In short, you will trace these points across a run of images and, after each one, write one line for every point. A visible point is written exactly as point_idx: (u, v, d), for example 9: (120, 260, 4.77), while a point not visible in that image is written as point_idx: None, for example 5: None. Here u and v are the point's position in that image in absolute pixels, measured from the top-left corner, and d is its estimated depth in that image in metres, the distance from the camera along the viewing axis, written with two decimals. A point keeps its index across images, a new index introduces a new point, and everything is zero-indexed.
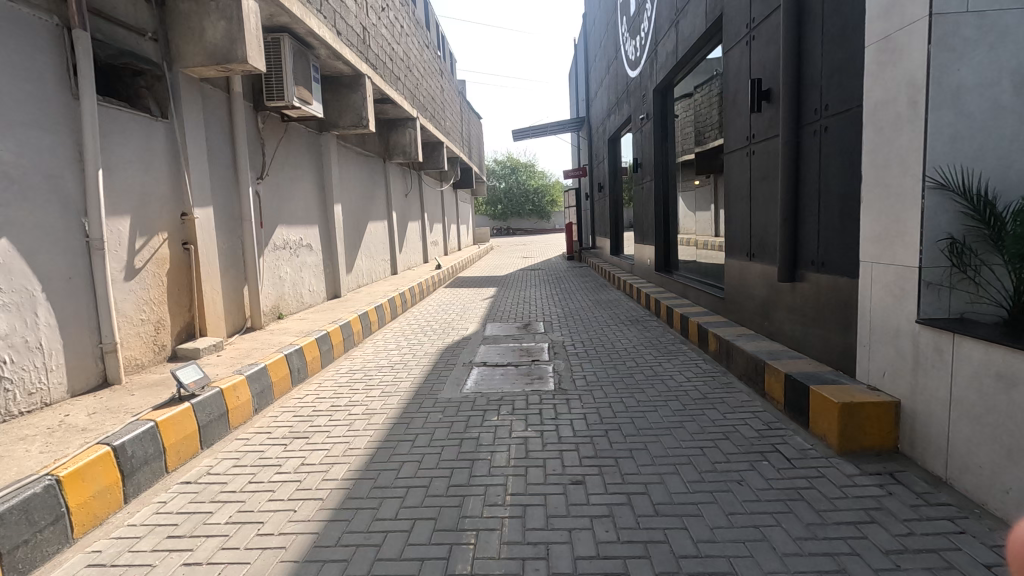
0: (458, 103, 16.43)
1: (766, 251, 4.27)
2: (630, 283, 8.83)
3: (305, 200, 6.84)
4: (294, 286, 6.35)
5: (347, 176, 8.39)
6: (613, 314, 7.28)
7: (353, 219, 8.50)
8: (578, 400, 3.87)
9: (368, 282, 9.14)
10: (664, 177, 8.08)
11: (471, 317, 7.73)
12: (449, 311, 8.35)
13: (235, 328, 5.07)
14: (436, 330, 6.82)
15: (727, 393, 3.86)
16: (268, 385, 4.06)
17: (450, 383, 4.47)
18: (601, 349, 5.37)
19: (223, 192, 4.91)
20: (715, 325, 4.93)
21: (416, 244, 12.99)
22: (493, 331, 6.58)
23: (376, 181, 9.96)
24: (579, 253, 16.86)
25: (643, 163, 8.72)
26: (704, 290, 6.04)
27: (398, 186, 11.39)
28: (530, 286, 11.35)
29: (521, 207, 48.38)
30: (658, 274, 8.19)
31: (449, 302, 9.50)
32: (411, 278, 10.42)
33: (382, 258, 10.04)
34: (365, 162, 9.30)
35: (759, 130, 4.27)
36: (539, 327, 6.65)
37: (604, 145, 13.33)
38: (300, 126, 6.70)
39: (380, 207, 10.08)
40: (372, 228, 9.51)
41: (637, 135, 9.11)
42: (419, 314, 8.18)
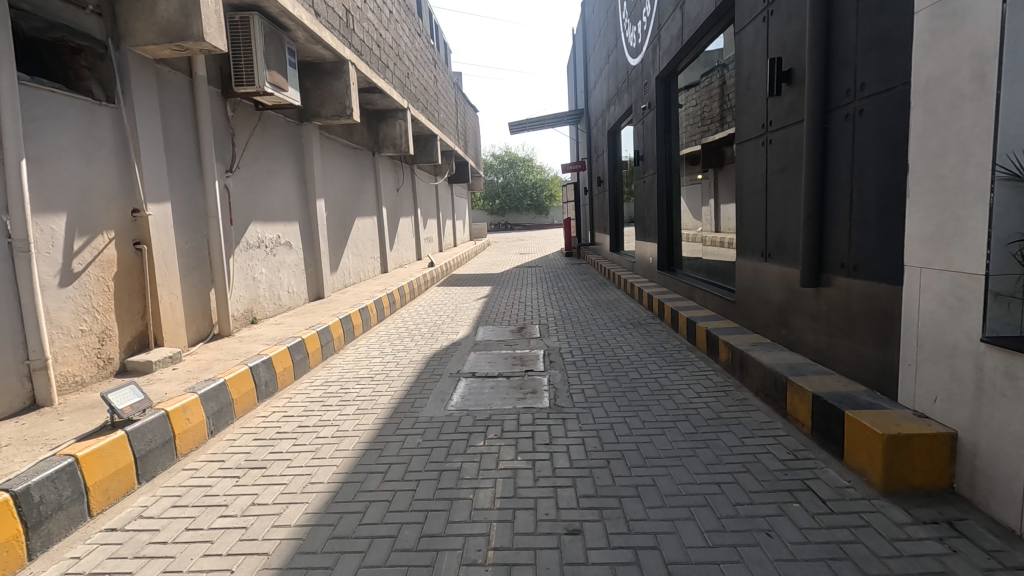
0: (453, 94, 15.94)
1: (784, 251, 3.83)
2: (631, 282, 8.39)
3: (283, 195, 6.38)
4: (270, 288, 5.89)
5: (333, 169, 7.93)
6: (613, 316, 6.84)
7: (338, 215, 8.03)
8: (576, 420, 3.44)
9: (356, 282, 8.70)
10: (668, 170, 7.62)
11: (463, 319, 7.29)
12: (440, 313, 7.87)
13: (199, 336, 4.61)
14: (424, 334, 6.36)
15: (744, 412, 3.42)
16: (228, 403, 3.62)
17: (434, 398, 4.03)
18: (601, 357, 4.93)
19: (183, 187, 4.45)
20: (726, 332, 4.50)
21: (409, 240, 12.53)
22: (485, 335, 6.15)
23: (365, 175, 9.50)
24: (578, 249, 16.41)
25: (644, 156, 8.30)
26: (711, 292, 5.58)
27: (389, 180, 10.93)
28: (527, 284, 10.91)
29: (520, 203, 47.87)
30: (661, 273, 7.75)
31: (441, 301, 9.07)
32: (402, 276, 9.97)
33: (371, 255, 9.59)
34: (352, 154, 8.83)
35: (777, 115, 3.82)
36: (535, 331, 6.22)
37: (603, 138, 12.87)
38: (277, 115, 6.23)
39: (369, 203, 9.60)
40: (360, 225, 9.05)
41: (639, 125, 8.65)
42: (407, 316, 7.72)
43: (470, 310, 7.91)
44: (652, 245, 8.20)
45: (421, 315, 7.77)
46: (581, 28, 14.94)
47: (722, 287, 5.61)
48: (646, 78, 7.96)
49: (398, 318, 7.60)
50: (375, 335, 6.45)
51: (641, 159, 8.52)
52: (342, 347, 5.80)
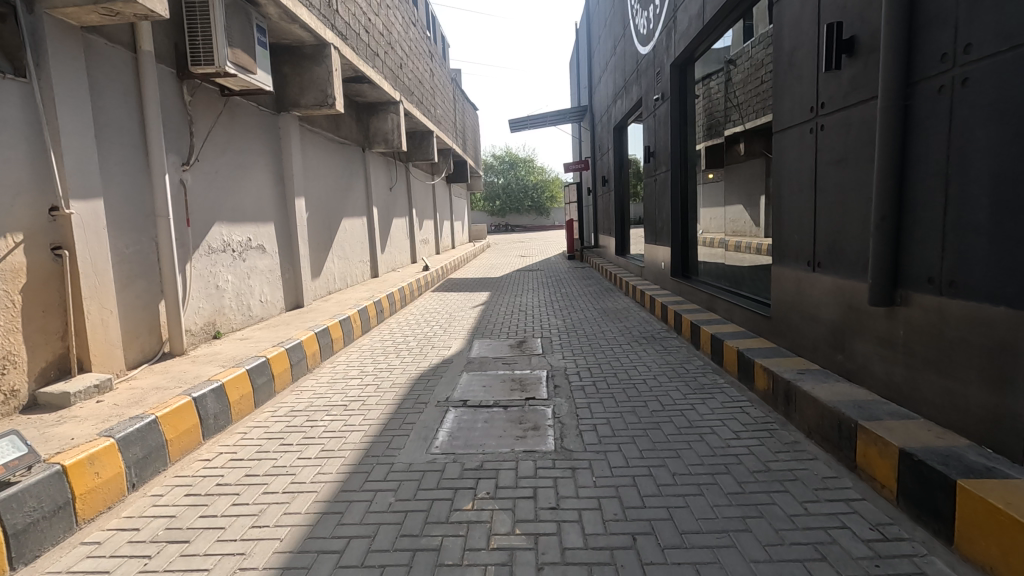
0: (450, 90, 15.29)
1: (841, 261, 3.15)
2: (640, 289, 7.72)
3: (255, 193, 5.70)
4: (238, 298, 5.21)
5: (316, 165, 7.25)
6: (623, 329, 6.14)
7: (321, 215, 7.34)
8: (589, 472, 2.76)
9: (342, 288, 8.03)
10: (683, 167, 6.95)
11: (457, 330, 6.62)
12: (431, 324, 7.13)
13: (143, 357, 3.94)
14: (412, 350, 5.66)
15: (799, 463, 2.74)
16: (161, 445, 2.94)
17: (416, 436, 3.35)
18: (613, 380, 4.26)
19: (124, 182, 3.78)
20: (763, 354, 3.82)
21: (403, 242, 11.86)
22: (480, 351, 5.48)
23: (354, 173, 8.83)
24: (581, 252, 15.72)
25: (656, 152, 7.62)
26: (738, 305, 4.88)
27: (381, 178, 10.28)
28: (527, 289, 10.23)
29: (520, 204, 47.20)
30: (675, 280, 7.07)
31: (434, 309, 8.40)
32: (393, 281, 9.31)
33: (360, 259, 8.92)
34: (339, 149, 8.16)
35: (834, 94, 3.15)
36: (536, 346, 5.54)
37: (608, 135, 12.22)
38: (248, 103, 5.56)
39: (358, 203, 8.93)
40: (347, 226, 8.36)
41: (649, 119, 7.98)
42: (395, 327, 6.99)
43: (464, 320, 7.21)
44: (664, 249, 7.52)
45: (410, 326, 7.02)
46: (584, 20, 14.30)
47: (751, 300, 4.91)
48: (659, 65, 7.30)
49: (385, 329, 6.88)
50: (356, 350, 5.72)
51: (652, 155, 7.85)
52: (316, 366, 5.06)
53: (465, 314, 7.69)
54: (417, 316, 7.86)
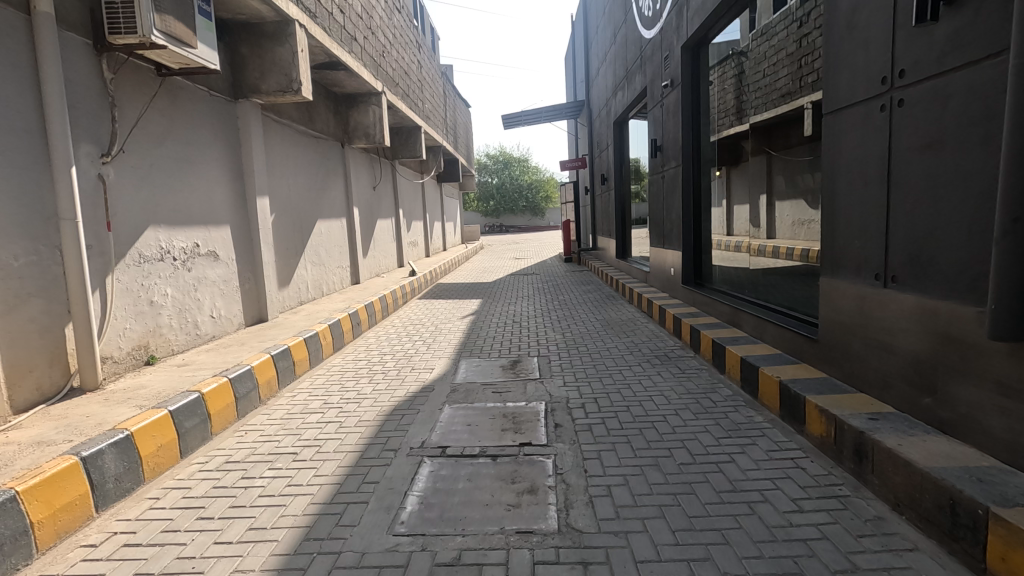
0: (440, 83, 14.50)
1: (933, 276, 2.41)
2: (646, 298, 6.97)
3: (205, 191, 4.91)
4: (180, 316, 4.42)
5: (285, 160, 6.47)
6: (631, 346, 5.38)
7: (289, 218, 6.53)
8: (606, 571, 2.01)
9: (315, 297, 7.24)
10: (696, 161, 6.20)
11: (441, 346, 5.85)
12: (411, 339, 6.30)
13: (41, 395, 3.15)
14: (387, 374, 4.85)
15: (895, 555, 2.00)
16: (22, 531, 2.17)
17: (378, 503, 2.59)
18: (626, 417, 3.50)
19: (9, 176, 3.00)
20: (814, 389, 3.07)
21: (388, 245, 11.07)
22: (466, 374, 4.71)
23: (331, 170, 8.05)
24: (578, 254, 14.94)
25: (663, 147, 6.91)
26: (771, 322, 4.09)
27: (363, 177, 9.50)
28: (521, 296, 9.47)
29: (515, 204, 46.39)
30: (686, 289, 6.32)
31: (419, 319, 7.62)
32: (375, 288, 8.52)
33: (338, 264, 8.13)
34: (312, 144, 7.37)
35: (921, 58, 2.42)
36: (531, 369, 4.77)
37: (607, 130, 11.48)
38: (196, 87, 4.79)
39: (335, 203, 8.14)
40: (321, 228, 7.55)
41: (655, 108, 7.23)
42: (372, 343, 6.16)
43: (450, 334, 6.40)
44: (673, 253, 6.77)
45: (389, 342, 6.20)
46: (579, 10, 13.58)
47: (787, 316, 4.14)
48: (667, 49, 6.58)
49: (360, 346, 6.06)
50: (321, 375, 4.89)
51: (658, 150, 7.11)
52: (269, 397, 4.24)
53: (450, 327, 6.88)
54: (398, 328, 7.02)
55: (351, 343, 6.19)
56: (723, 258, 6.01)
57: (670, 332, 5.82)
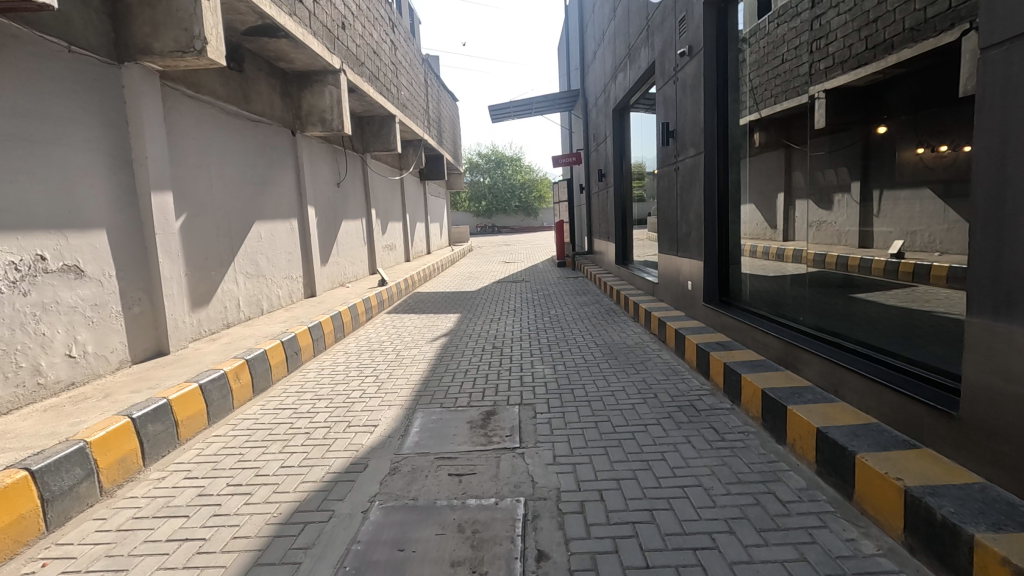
0: (420, 71, 13.15)
1: None
2: (656, 316, 5.68)
3: (62, 182, 3.56)
4: (6, 361, 3.09)
5: (203, 146, 5.12)
6: (643, 388, 4.06)
7: (209, 219, 5.17)
8: None
9: (252, 317, 5.91)
10: (721, 145, 4.91)
11: (397, 385, 4.53)
12: (360, 374, 4.91)
13: None
14: (310, 436, 3.51)
15: None
16: None
17: None
18: (652, 538, 2.20)
19: None
20: (981, 517, 1.80)
21: (357, 249, 9.74)
22: (419, 437, 3.40)
23: (276, 161, 6.69)
24: (572, 259, 13.59)
25: (678, 134, 5.61)
26: (860, 372, 2.78)
27: (323, 171, 8.17)
28: (507, 309, 8.16)
29: (507, 205, 45.10)
30: (709, 308, 5.01)
31: (381, 342, 6.29)
32: (333, 302, 7.17)
33: (286, 274, 6.80)
34: (247, 129, 6.01)
35: None
36: (508, 429, 3.45)
37: (605, 120, 10.19)
38: (43, 36, 3.44)
39: (282, 203, 6.78)
40: (260, 232, 6.18)
41: (666, 85, 5.95)
42: (308, 380, 4.78)
43: (412, 367, 5.03)
44: (690, 263, 5.47)
45: (331, 379, 4.82)
46: None
47: (882, 365, 2.83)
48: (684, 9, 5.30)
49: (292, 384, 4.68)
50: (217, 439, 3.52)
51: (670, 136, 5.83)
52: (116, 483, 2.84)
53: (411, 355, 5.50)
54: (351, 355, 5.64)
55: (281, 379, 4.80)
56: (757, 269, 4.71)
57: (693, 366, 4.49)
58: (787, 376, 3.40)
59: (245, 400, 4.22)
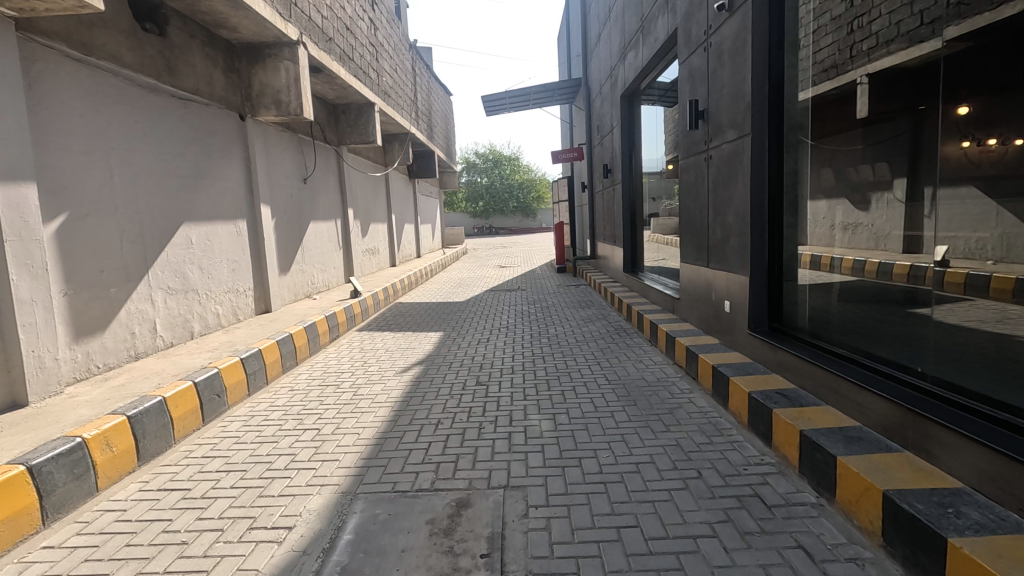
0: (406, 57, 11.96)
1: None
2: (684, 344, 4.49)
3: None
4: None
5: (99, 128, 3.95)
6: (680, 462, 2.88)
7: (105, 220, 3.99)
8: None
9: (176, 343, 4.71)
10: (775, 125, 3.71)
11: (341, 447, 3.33)
12: (294, 428, 3.68)
13: None
14: (186, 549, 2.32)
15: None
16: None
17: None
18: None
19: None
20: None
21: (330, 254, 8.56)
22: (348, 558, 2.21)
23: (216, 151, 5.50)
24: (572, 265, 12.36)
25: (713, 112, 4.38)
26: (966, 434, 2.03)
27: (284, 165, 6.99)
28: (498, 326, 6.97)
29: (504, 205, 43.94)
30: (759, 339, 3.78)
31: (340, 371, 5.10)
32: (289, 318, 5.98)
33: (230, 287, 5.61)
34: (172, 109, 4.82)
35: None
36: (485, 542, 2.26)
37: (611, 109, 9.02)
38: None
39: (223, 200, 5.58)
40: (190, 237, 4.99)
41: (695, 54, 4.75)
42: (224, 437, 3.55)
43: (365, 419, 3.81)
44: (727, 277, 4.28)
45: (255, 435, 3.60)
46: None
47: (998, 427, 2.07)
48: None
49: (200, 444, 3.46)
50: (41, 556, 2.29)
51: (700, 117, 4.63)
52: None
53: (367, 398, 4.26)
54: (294, 395, 4.40)
55: (188, 437, 3.54)
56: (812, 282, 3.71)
57: (746, 424, 3.26)
58: (920, 469, 2.17)
59: (121, 473, 2.98)
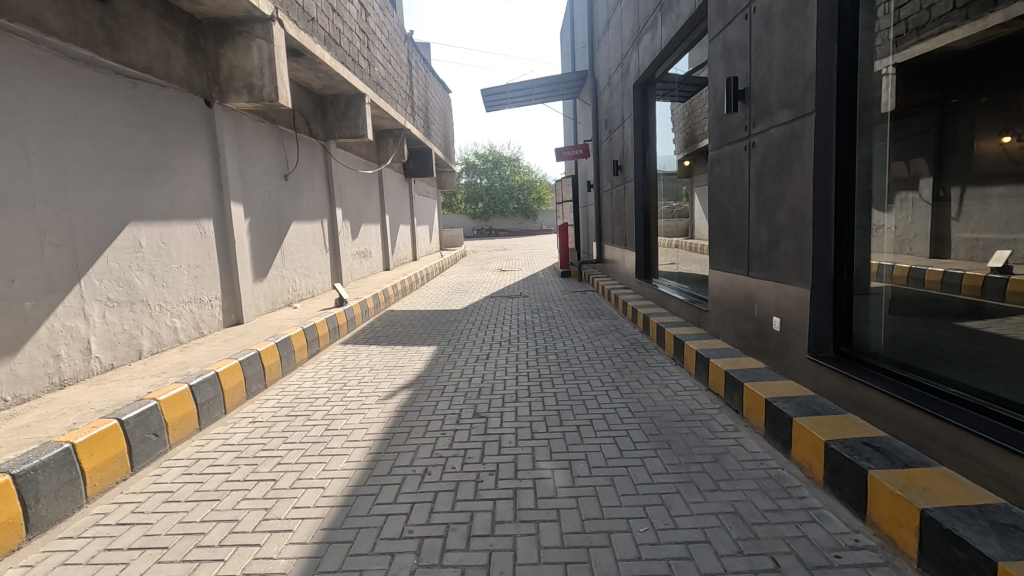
0: (401, 48, 11.25)
1: None
2: (722, 368, 3.75)
3: None
4: None
5: (10, 105, 3.22)
6: (746, 544, 2.14)
7: (18, 218, 3.25)
8: None
9: (119, 365, 3.97)
10: (844, 104, 2.97)
11: (299, 509, 2.59)
12: (244, 478, 2.93)
13: None
14: None
15: None
16: None
17: None
18: None
19: None
20: None
21: (315, 257, 7.83)
22: None
23: (175, 140, 4.77)
24: (577, 268, 11.63)
25: (760, 90, 3.64)
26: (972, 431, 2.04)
27: (260, 159, 6.26)
28: (499, 338, 6.24)
29: (504, 207, 43.25)
30: (823, 369, 3.03)
31: (315, 395, 4.36)
32: (262, 332, 5.24)
33: (191, 296, 4.88)
34: (117, 88, 4.11)
35: None
36: None
37: (621, 100, 8.32)
38: None
39: (184, 197, 4.84)
40: (138, 239, 4.25)
41: (733, 24, 4.01)
42: (154, 492, 2.81)
43: (334, 466, 3.06)
44: (775, 289, 3.55)
45: (194, 490, 2.85)
46: None
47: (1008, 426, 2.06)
48: None
49: (120, 503, 2.71)
50: None
51: (740, 99, 3.90)
52: None
53: (340, 434, 3.52)
54: (254, 430, 3.65)
55: (108, 492, 2.79)
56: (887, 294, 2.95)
57: (824, 483, 2.51)
58: None
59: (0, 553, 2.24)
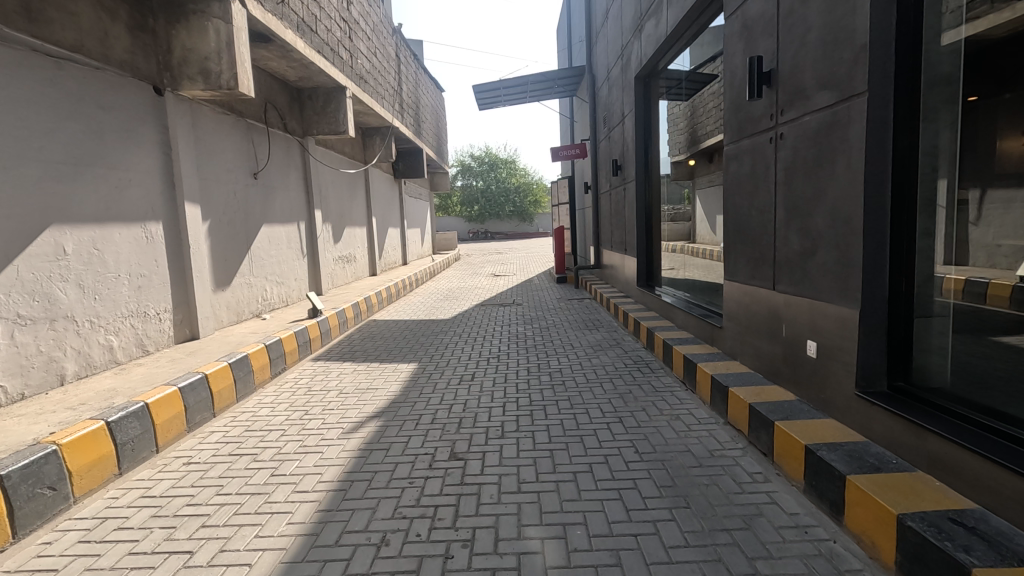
0: (388, 41, 10.65)
1: None
2: (746, 400, 3.16)
3: None
4: None
5: None
6: None
7: None
8: None
9: (32, 395, 3.35)
10: (903, 87, 2.38)
11: None
12: (152, 550, 2.31)
13: None
14: None
15: None
16: None
17: None
18: None
19: None
20: None
21: (289, 263, 7.22)
22: None
23: (114, 131, 4.16)
24: (573, 273, 11.05)
25: (791, 71, 3.06)
26: None
27: (223, 155, 5.66)
28: (488, 353, 5.64)
29: (500, 209, 42.70)
30: (876, 410, 2.44)
31: (269, 427, 3.75)
32: (218, 349, 4.63)
33: (133, 309, 4.26)
34: (35, 68, 3.50)
35: None
36: None
37: (621, 95, 7.75)
38: None
39: (125, 196, 4.23)
40: (62, 245, 3.63)
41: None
42: (32, 572, 2.19)
43: (270, 531, 2.44)
44: (810, 309, 2.97)
45: (87, 565, 2.24)
46: None
47: None
48: None
49: None
50: None
51: (764, 85, 3.33)
52: None
53: (286, 483, 2.90)
54: (185, 475, 3.03)
55: None
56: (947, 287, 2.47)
57: (896, 569, 1.92)
58: None
59: None
